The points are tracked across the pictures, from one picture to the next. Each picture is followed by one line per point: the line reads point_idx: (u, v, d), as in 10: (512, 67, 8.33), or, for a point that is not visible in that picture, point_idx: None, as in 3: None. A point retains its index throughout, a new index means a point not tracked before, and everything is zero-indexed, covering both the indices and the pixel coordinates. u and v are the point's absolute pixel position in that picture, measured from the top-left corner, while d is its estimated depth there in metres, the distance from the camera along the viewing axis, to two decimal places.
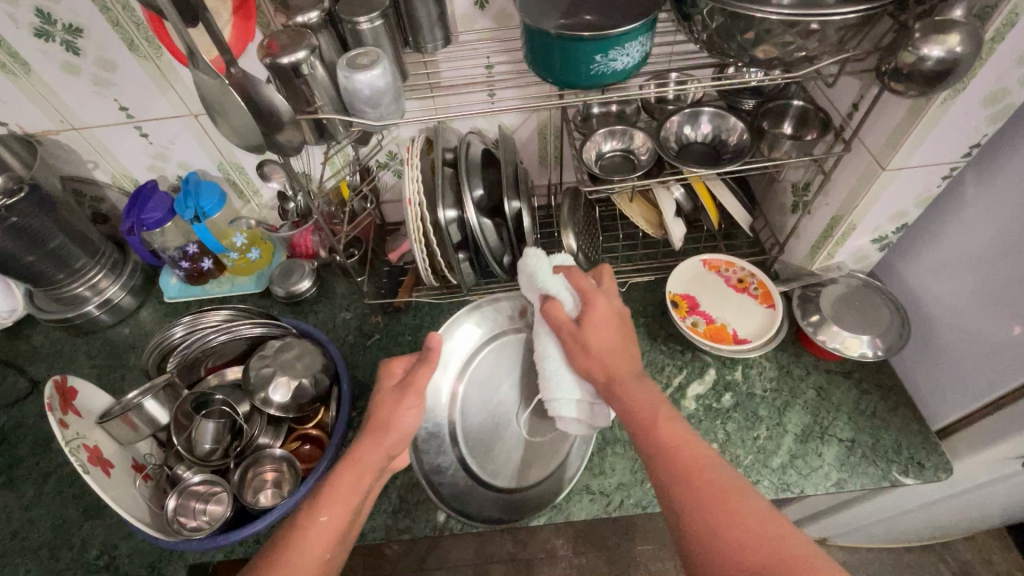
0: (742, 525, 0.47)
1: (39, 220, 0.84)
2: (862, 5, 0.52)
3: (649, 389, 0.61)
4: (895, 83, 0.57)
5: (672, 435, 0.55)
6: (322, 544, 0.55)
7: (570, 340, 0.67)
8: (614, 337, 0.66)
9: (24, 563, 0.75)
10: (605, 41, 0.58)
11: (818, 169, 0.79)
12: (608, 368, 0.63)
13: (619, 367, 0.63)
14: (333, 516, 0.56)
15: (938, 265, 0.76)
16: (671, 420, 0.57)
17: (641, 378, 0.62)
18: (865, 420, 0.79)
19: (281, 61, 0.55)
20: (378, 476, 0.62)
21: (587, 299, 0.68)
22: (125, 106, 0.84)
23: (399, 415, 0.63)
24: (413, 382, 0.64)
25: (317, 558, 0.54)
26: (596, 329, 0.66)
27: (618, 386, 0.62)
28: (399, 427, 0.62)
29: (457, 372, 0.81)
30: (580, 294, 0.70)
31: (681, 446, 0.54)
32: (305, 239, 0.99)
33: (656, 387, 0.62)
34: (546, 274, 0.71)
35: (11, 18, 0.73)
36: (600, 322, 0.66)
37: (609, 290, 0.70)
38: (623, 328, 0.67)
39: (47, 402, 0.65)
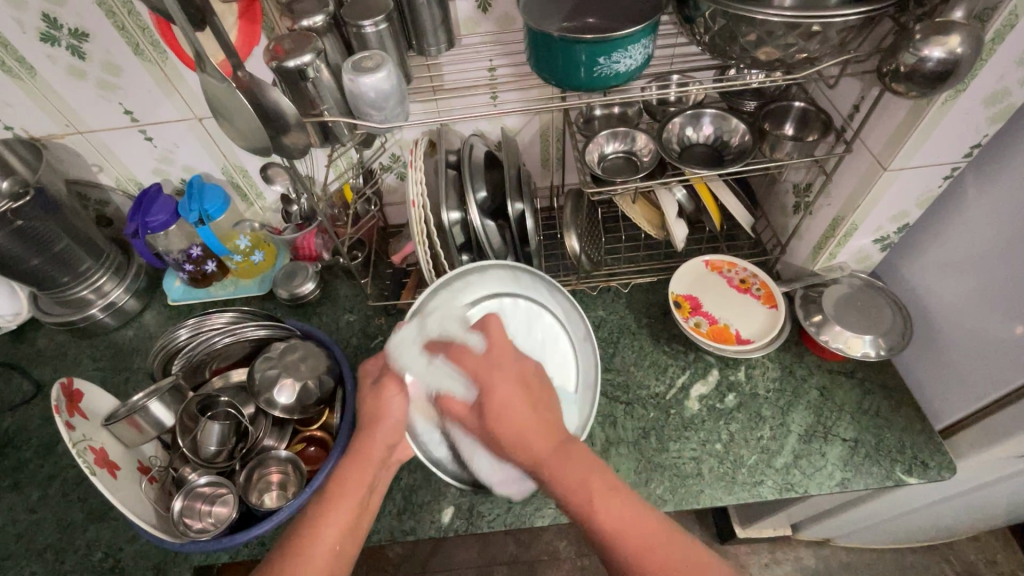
0: (679, 571, 0.50)
1: (45, 223, 0.84)
2: (863, 6, 0.52)
3: (579, 459, 0.56)
4: (896, 83, 0.58)
5: (608, 515, 0.53)
6: (331, 536, 0.56)
7: (479, 432, 0.61)
8: (530, 409, 0.59)
9: (30, 565, 0.75)
10: (607, 44, 0.59)
11: (820, 170, 0.80)
12: (529, 450, 0.57)
13: (535, 449, 0.57)
14: (337, 509, 0.58)
15: (940, 265, 0.77)
16: (610, 499, 0.54)
17: (564, 445, 0.57)
18: (869, 420, 0.80)
19: (287, 64, 0.55)
20: (381, 469, 0.63)
21: (478, 380, 0.61)
22: (130, 110, 0.84)
23: (383, 406, 0.63)
24: (395, 375, 0.65)
25: (328, 550, 0.55)
26: (501, 408, 0.58)
27: (544, 466, 0.56)
28: (387, 418, 0.63)
29: None
30: (470, 377, 0.62)
31: (621, 532, 0.52)
32: (308, 241, 0.98)
33: (584, 449, 0.57)
34: (418, 366, 0.65)
35: (18, 23, 0.73)
36: (501, 403, 0.58)
37: (500, 354, 0.62)
38: (533, 395, 0.60)
39: (53, 404, 0.65)
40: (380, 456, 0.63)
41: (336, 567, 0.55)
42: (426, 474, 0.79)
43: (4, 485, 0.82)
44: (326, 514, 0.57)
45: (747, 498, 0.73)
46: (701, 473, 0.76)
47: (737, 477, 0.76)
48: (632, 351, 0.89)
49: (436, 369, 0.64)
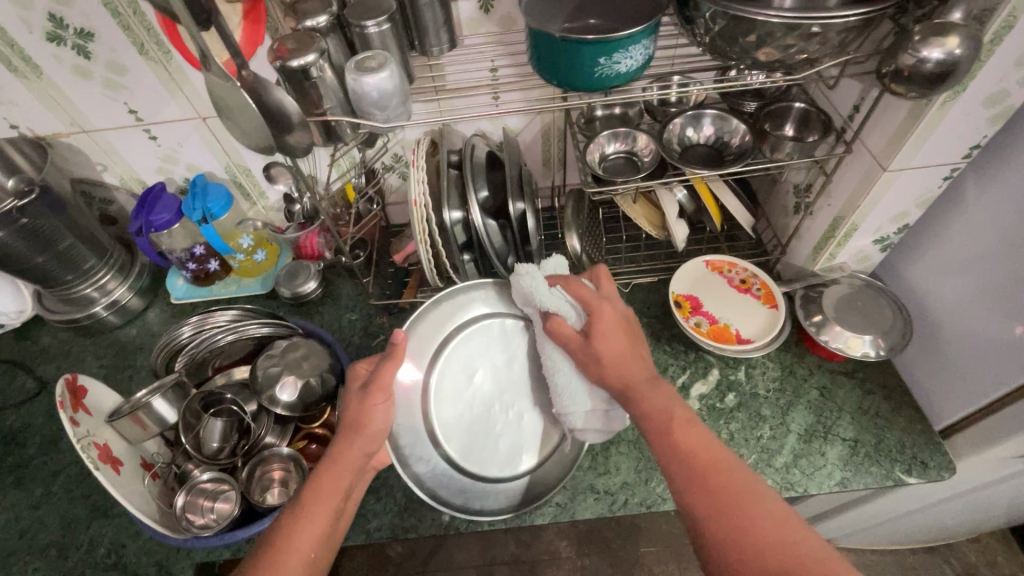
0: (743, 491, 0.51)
1: (50, 222, 0.85)
2: (862, 7, 0.53)
3: (665, 389, 0.61)
4: (895, 84, 0.58)
5: (688, 432, 0.57)
6: (308, 543, 0.56)
7: (583, 355, 0.65)
8: (625, 344, 0.65)
9: (33, 561, 0.75)
10: (609, 44, 0.59)
11: (820, 170, 0.80)
12: (623, 376, 0.63)
13: (629, 372, 0.62)
14: (315, 516, 0.58)
15: (940, 266, 0.77)
16: (688, 422, 0.58)
17: (654, 380, 0.62)
18: (869, 420, 0.80)
19: (291, 64, 0.56)
20: (359, 476, 0.63)
21: (591, 307, 0.67)
22: (134, 109, 0.85)
23: (369, 415, 0.63)
24: (381, 384, 0.64)
25: (303, 558, 0.56)
26: (604, 334, 0.65)
27: (634, 387, 0.61)
28: (371, 427, 0.63)
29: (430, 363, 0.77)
30: (583, 305, 0.68)
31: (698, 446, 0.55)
32: (310, 241, 0.99)
33: (670, 386, 0.62)
34: (542, 291, 0.70)
35: (24, 23, 0.74)
36: (606, 329, 0.65)
37: (609, 295, 0.70)
38: (631, 332, 0.66)
39: (58, 399, 0.65)
40: (359, 464, 0.63)
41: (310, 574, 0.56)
42: None
43: (9, 482, 0.83)
44: (304, 521, 0.57)
45: None
46: None
47: None
48: None
49: (552, 297, 0.70)
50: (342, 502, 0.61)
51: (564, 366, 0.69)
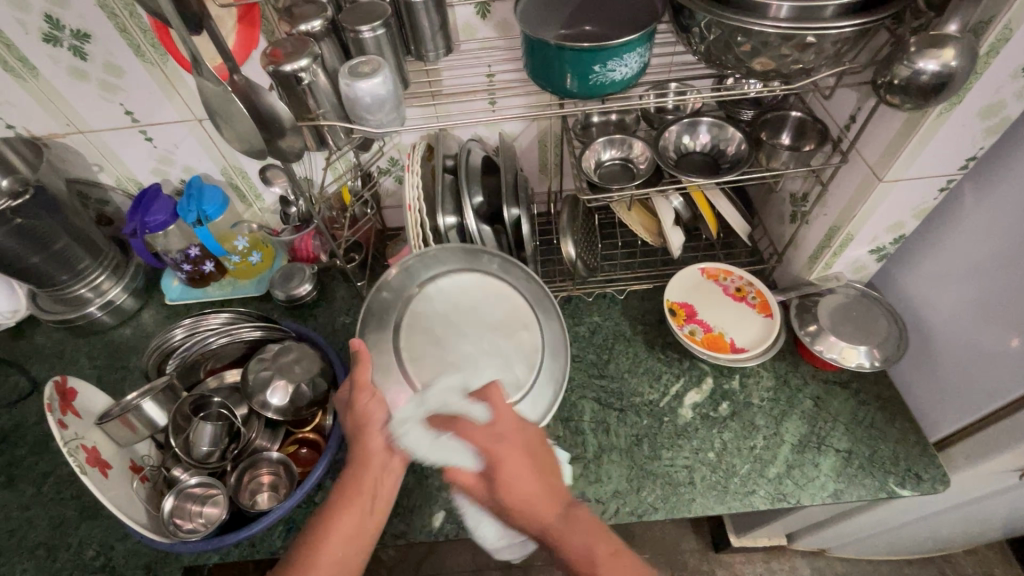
0: None
1: (44, 222, 0.85)
2: (858, 19, 0.53)
3: (583, 523, 0.57)
4: (891, 95, 0.58)
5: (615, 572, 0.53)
6: (335, 544, 0.58)
7: (489, 502, 0.61)
8: (534, 483, 0.59)
9: (21, 562, 0.75)
10: (602, 52, 0.59)
11: (816, 180, 0.80)
12: (532, 518, 0.58)
13: (542, 517, 0.58)
14: (341, 518, 0.59)
15: (937, 277, 0.77)
16: (615, 556, 0.54)
17: (568, 511, 0.59)
18: (863, 431, 0.79)
19: (283, 69, 0.56)
20: (386, 470, 0.64)
21: (487, 453, 0.61)
22: (130, 110, 0.85)
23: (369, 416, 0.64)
24: (362, 383, 0.65)
25: (332, 559, 0.57)
26: (508, 481, 0.59)
27: (551, 534, 0.57)
28: (377, 422, 0.64)
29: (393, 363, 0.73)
30: (478, 450, 0.62)
31: None
32: (306, 243, 1.00)
33: (586, 512, 0.58)
34: (422, 445, 0.64)
35: (21, 24, 0.74)
36: (506, 476, 0.60)
37: (505, 425, 0.63)
38: (536, 461, 0.61)
39: (46, 402, 0.65)
40: (380, 458, 0.63)
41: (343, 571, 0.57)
42: (418, 478, 0.79)
43: None
44: (331, 523, 0.59)
45: (739, 507, 0.73)
46: (693, 481, 0.76)
47: (729, 486, 0.75)
48: (626, 358, 0.89)
49: (444, 445, 0.63)
50: (370, 500, 0.62)
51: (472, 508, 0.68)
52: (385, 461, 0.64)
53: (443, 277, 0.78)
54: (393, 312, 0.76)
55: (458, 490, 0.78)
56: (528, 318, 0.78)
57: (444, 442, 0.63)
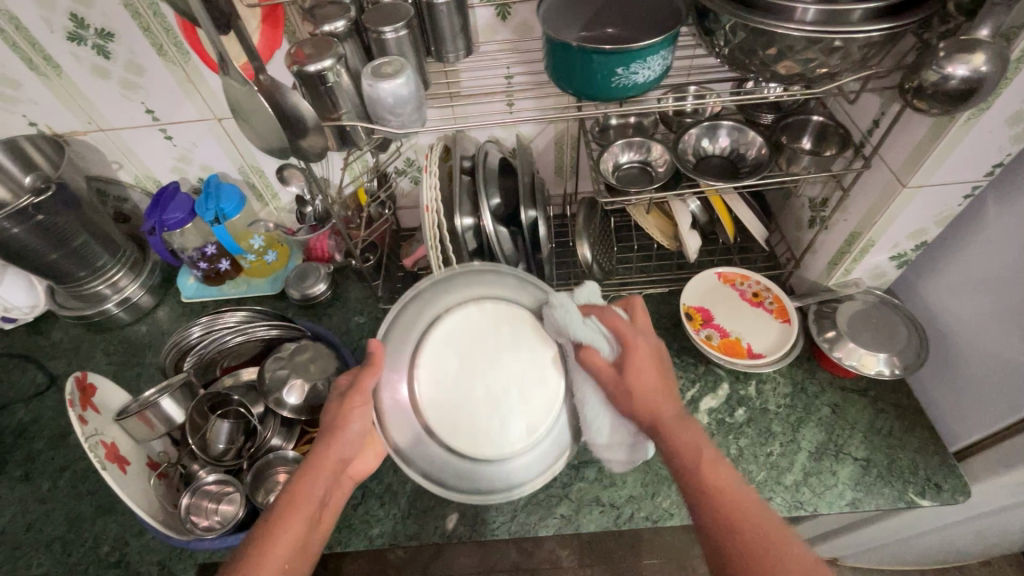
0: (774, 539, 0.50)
1: (65, 218, 0.85)
2: (886, 23, 0.52)
3: (692, 426, 0.59)
4: (918, 100, 0.57)
5: (734, 494, 0.54)
6: (280, 553, 0.55)
7: (614, 388, 0.61)
8: (657, 379, 0.61)
9: (37, 557, 0.76)
10: (625, 55, 0.59)
11: (836, 185, 0.79)
12: (651, 407, 0.60)
13: (660, 407, 0.59)
14: (290, 526, 0.57)
15: (959, 285, 0.76)
16: (715, 462, 0.56)
17: (683, 418, 0.60)
18: (882, 439, 0.78)
19: (307, 68, 0.56)
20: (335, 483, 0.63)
21: (626, 343, 0.62)
22: (151, 109, 0.86)
23: (346, 419, 0.61)
24: (361, 387, 0.62)
25: (274, 567, 0.54)
26: (638, 374, 0.61)
27: (661, 425, 0.59)
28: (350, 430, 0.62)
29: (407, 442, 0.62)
30: (617, 337, 0.63)
31: (724, 485, 0.54)
32: (321, 242, 1.01)
33: (696, 421, 0.60)
34: (577, 323, 0.62)
35: (46, 22, 0.75)
36: (640, 366, 0.61)
37: (642, 328, 0.65)
38: (660, 363, 0.63)
39: (68, 398, 0.65)
40: (335, 469, 0.62)
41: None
42: None
43: (16, 475, 0.84)
44: (278, 530, 0.56)
45: None
46: None
47: None
48: None
49: (592, 326, 0.62)
50: (316, 511, 0.59)
51: (592, 399, 0.63)
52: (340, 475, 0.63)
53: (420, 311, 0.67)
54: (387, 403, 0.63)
55: None
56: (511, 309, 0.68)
57: (590, 325, 0.62)
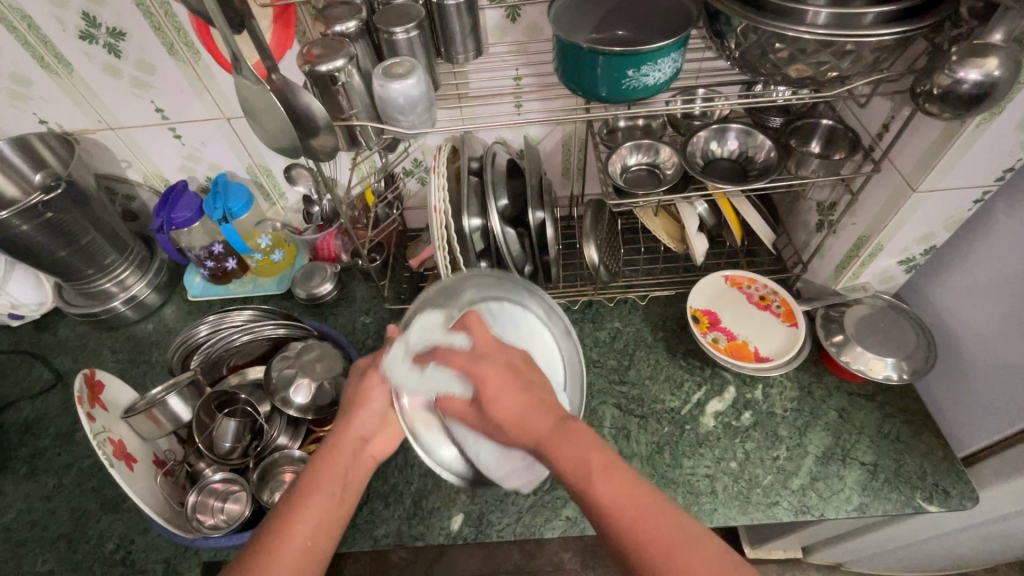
0: (677, 549, 0.44)
1: (73, 216, 0.86)
2: (898, 27, 0.52)
3: (579, 434, 0.49)
4: (929, 104, 0.57)
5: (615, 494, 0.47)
6: (304, 530, 0.54)
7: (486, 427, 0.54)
8: (519, 395, 0.52)
9: (42, 554, 0.76)
10: (636, 57, 0.59)
11: (845, 189, 0.79)
12: (529, 430, 0.50)
13: (535, 429, 0.50)
14: (312, 503, 0.56)
15: (967, 290, 0.75)
16: (609, 467, 0.48)
17: (564, 423, 0.51)
18: (889, 444, 0.78)
19: (319, 68, 0.56)
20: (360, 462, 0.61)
21: (471, 375, 0.54)
22: (161, 108, 0.86)
23: (368, 398, 0.63)
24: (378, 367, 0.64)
25: (300, 544, 0.53)
26: (506, 401, 0.52)
27: (546, 447, 0.49)
28: (371, 404, 0.63)
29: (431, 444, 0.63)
30: (463, 375, 0.55)
31: (621, 500, 0.47)
32: (328, 242, 0.99)
33: (584, 423, 0.50)
34: (410, 377, 0.61)
35: (58, 20, 0.75)
36: (495, 390, 0.52)
37: (487, 346, 0.56)
38: (507, 366, 0.54)
39: (76, 394, 0.66)
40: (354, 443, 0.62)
41: (308, 561, 0.53)
42: (437, 481, 0.79)
43: (22, 472, 0.84)
44: (301, 506, 0.55)
45: (761, 518, 0.72)
46: (715, 491, 0.75)
47: (752, 497, 0.74)
48: (647, 365, 0.88)
49: (433, 377, 0.59)
50: (340, 489, 0.58)
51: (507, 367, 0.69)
52: (360, 453, 0.62)
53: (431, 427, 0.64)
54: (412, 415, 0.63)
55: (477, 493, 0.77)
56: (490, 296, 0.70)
57: (427, 375, 0.59)
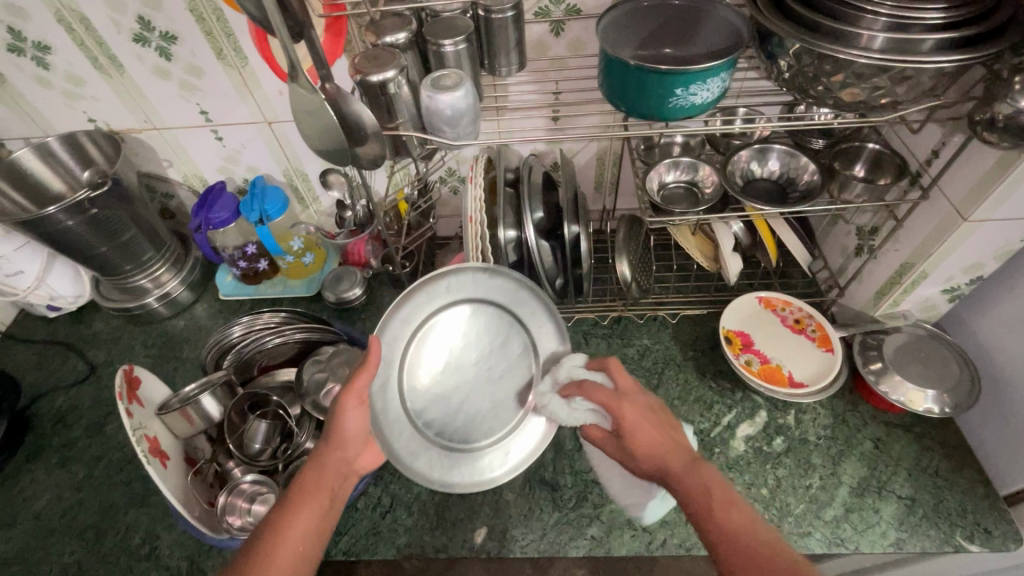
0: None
1: (116, 213, 0.88)
2: (960, 55, 0.51)
3: (707, 474, 0.55)
4: (988, 133, 0.56)
5: (729, 515, 0.51)
6: (295, 539, 0.55)
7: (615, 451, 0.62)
8: (659, 434, 0.58)
9: (70, 544, 0.77)
10: (687, 76, 0.58)
11: (888, 215, 0.77)
12: (666, 465, 0.57)
13: (670, 464, 0.56)
14: (302, 514, 0.56)
15: (1015, 324, 0.73)
16: (734, 505, 0.52)
17: (696, 463, 0.57)
18: (927, 478, 0.76)
19: (370, 78, 0.56)
20: (348, 476, 0.62)
21: (610, 409, 0.59)
22: (205, 110, 0.88)
23: (342, 417, 0.61)
24: (352, 388, 0.60)
25: (292, 551, 0.54)
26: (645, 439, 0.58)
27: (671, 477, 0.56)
28: (345, 430, 0.61)
29: (430, 327, 0.72)
30: (602, 408, 0.61)
31: (737, 527, 0.51)
32: (359, 247, 1.01)
33: (717, 469, 0.56)
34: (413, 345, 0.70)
35: (114, 23, 0.76)
36: (637, 426, 0.58)
37: (627, 387, 0.62)
38: (661, 420, 0.59)
39: (116, 391, 0.64)
40: (352, 446, 0.62)
41: (300, 570, 0.54)
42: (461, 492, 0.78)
43: (53, 462, 0.85)
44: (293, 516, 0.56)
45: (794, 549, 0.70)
46: None
47: (783, 525, 0.73)
48: (677, 384, 0.87)
49: (535, 423, 0.71)
50: (330, 500, 0.59)
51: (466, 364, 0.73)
52: (347, 466, 0.62)
53: (445, 329, 0.73)
54: (410, 327, 0.70)
55: (500, 506, 0.77)
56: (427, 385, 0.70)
57: (427, 335, 0.72)
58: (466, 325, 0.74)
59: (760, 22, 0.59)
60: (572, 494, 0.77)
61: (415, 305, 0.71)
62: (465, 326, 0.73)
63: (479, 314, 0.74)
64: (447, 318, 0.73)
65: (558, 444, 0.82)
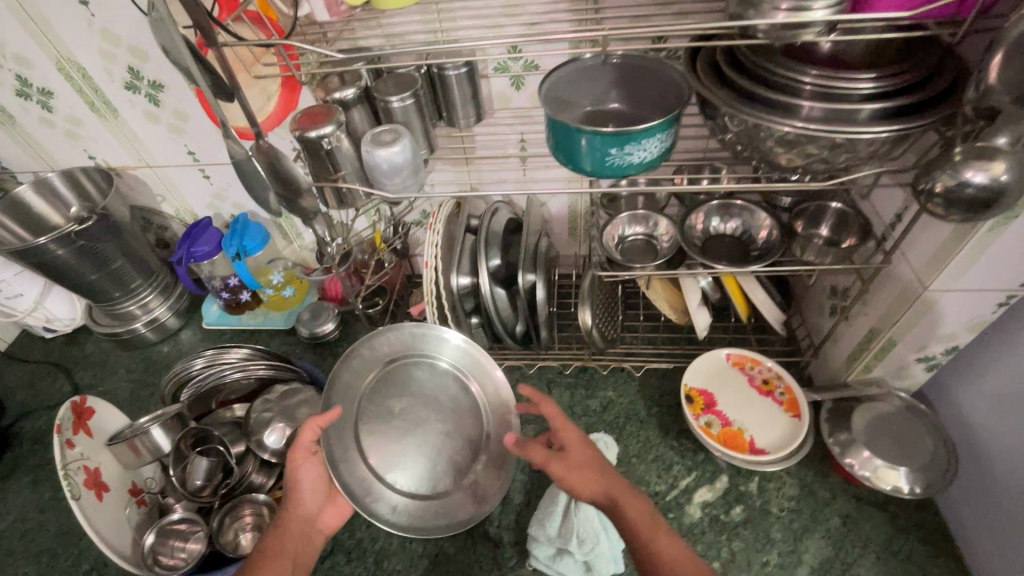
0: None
1: (105, 244, 0.93)
2: (893, 125, 0.49)
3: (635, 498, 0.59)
4: (933, 206, 0.51)
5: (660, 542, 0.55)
6: None
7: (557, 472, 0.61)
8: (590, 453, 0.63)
9: (24, 565, 0.79)
10: (621, 136, 0.58)
11: (857, 277, 0.74)
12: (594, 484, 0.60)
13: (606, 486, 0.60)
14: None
15: (996, 398, 0.68)
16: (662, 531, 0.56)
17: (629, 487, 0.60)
18: (898, 564, 0.70)
19: (308, 134, 0.59)
20: (310, 538, 0.63)
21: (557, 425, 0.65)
22: (193, 151, 0.93)
23: (295, 474, 0.64)
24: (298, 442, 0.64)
25: None
26: (584, 470, 0.61)
27: (621, 499, 0.58)
28: (300, 486, 0.64)
29: (373, 382, 0.74)
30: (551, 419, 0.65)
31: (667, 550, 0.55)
32: (334, 284, 1.03)
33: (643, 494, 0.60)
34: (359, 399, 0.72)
35: (108, 73, 0.82)
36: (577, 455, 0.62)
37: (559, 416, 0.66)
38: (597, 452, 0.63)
39: (58, 423, 0.67)
40: (311, 504, 0.65)
41: None
42: (402, 542, 0.77)
43: (26, 480, 0.89)
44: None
45: None
46: None
47: None
48: (637, 441, 0.84)
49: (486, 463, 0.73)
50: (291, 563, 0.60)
51: (416, 411, 0.73)
52: (308, 528, 0.64)
53: (391, 383, 0.74)
54: (355, 385, 0.73)
55: (439, 561, 0.75)
56: (383, 438, 0.71)
57: (373, 388, 0.74)
58: (412, 377, 0.75)
59: (697, 88, 0.58)
60: (514, 552, 0.74)
61: (356, 368, 0.73)
62: (409, 377, 0.75)
63: (421, 367, 0.76)
64: (393, 373, 0.75)
65: (506, 497, 0.79)
